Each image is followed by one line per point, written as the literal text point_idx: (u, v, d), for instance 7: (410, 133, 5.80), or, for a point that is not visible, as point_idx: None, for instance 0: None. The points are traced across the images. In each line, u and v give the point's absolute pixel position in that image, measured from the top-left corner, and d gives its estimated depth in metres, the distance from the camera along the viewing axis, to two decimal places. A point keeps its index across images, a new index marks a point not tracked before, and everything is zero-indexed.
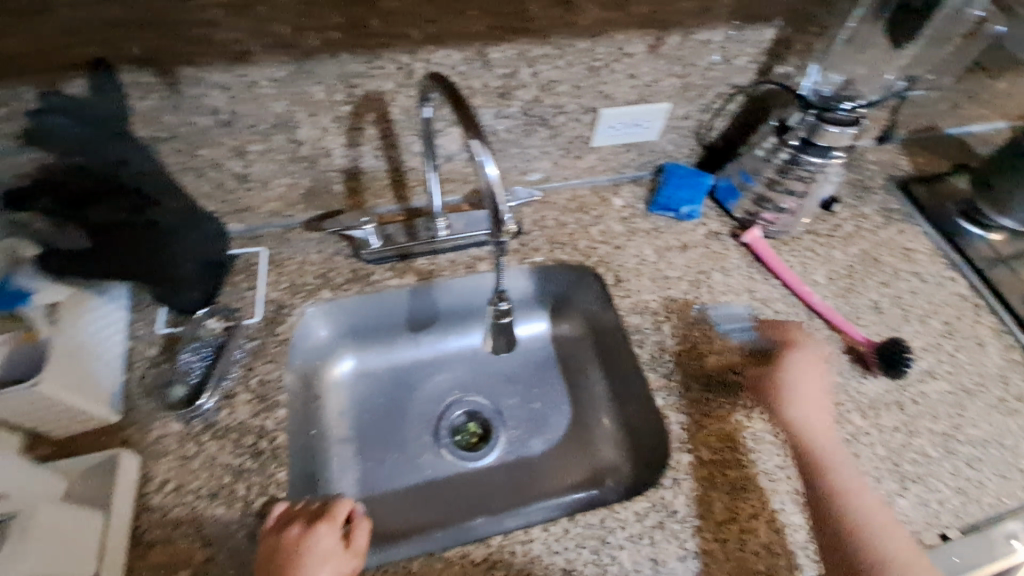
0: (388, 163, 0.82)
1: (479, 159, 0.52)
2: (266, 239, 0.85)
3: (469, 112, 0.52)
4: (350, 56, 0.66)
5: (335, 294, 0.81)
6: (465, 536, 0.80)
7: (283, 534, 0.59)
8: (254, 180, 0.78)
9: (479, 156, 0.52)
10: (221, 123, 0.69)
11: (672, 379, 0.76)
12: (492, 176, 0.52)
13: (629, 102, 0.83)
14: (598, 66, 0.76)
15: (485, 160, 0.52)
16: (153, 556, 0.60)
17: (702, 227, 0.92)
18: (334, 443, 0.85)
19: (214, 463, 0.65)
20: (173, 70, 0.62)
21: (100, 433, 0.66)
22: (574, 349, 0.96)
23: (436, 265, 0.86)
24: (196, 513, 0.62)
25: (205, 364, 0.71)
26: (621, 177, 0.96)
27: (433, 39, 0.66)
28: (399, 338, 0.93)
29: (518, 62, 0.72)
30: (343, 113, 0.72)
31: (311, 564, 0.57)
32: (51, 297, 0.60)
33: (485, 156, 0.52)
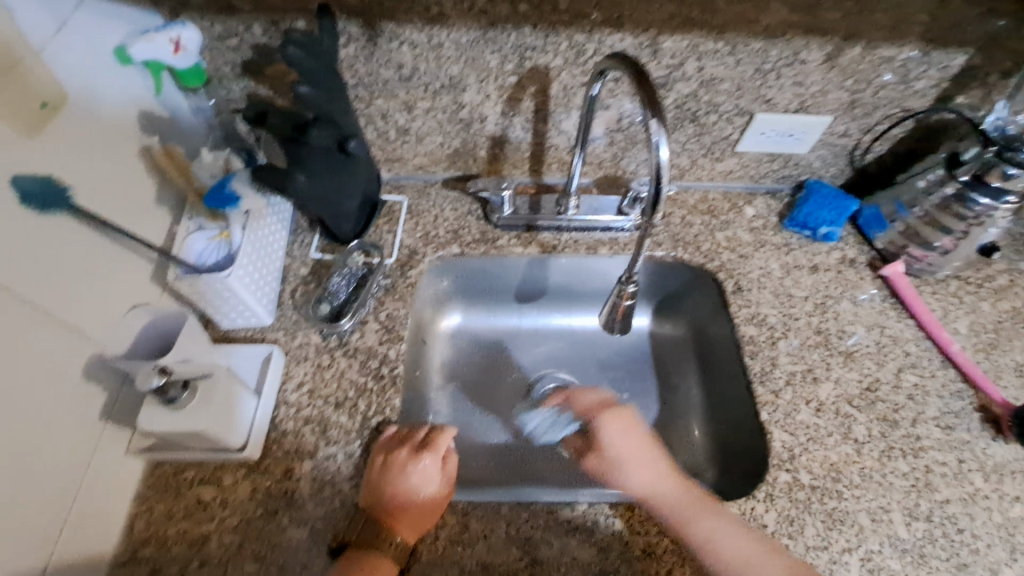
0: (533, 137, 0.86)
1: (654, 140, 0.53)
2: (409, 190, 0.92)
3: (651, 91, 0.53)
4: (531, 29, 0.70)
5: (462, 250, 0.87)
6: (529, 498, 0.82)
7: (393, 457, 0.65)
8: (413, 134, 0.85)
9: (654, 138, 0.53)
10: (402, 77, 0.76)
11: (781, 397, 0.74)
12: (664, 160, 0.54)
13: (787, 110, 0.81)
14: (766, 69, 0.74)
15: (661, 145, 0.53)
16: (285, 443, 0.68)
17: (836, 252, 0.88)
18: (433, 387, 0.92)
19: (342, 377, 0.73)
20: (378, 23, 0.69)
21: (257, 330, 0.76)
22: (672, 350, 0.96)
23: (559, 241, 0.89)
24: (323, 415, 0.70)
25: (350, 289, 0.79)
26: (756, 187, 0.94)
27: (613, 21, 0.69)
28: (507, 305, 0.98)
29: (687, 55, 0.73)
30: (508, 83, 0.77)
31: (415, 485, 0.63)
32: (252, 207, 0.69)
33: (661, 139, 0.53)
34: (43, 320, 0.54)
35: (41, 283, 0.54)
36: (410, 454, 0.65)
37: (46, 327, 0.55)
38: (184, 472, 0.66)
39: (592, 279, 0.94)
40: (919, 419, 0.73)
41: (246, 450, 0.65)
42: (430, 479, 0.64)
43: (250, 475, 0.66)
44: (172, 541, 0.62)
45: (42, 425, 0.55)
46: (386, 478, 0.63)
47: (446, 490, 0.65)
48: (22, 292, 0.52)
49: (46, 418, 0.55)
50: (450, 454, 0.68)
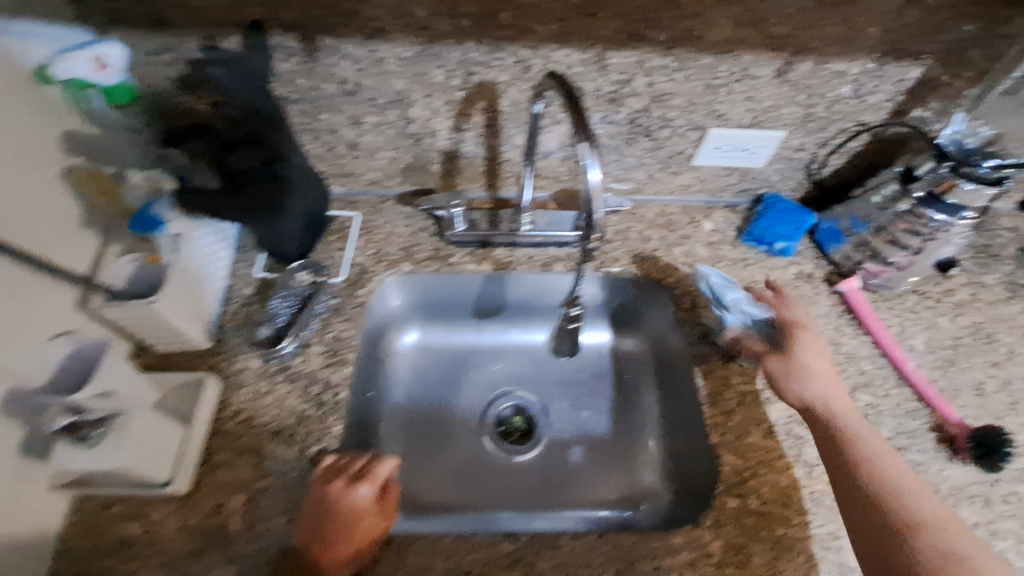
0: (486, 152, 0.84)
1: (585, 163, 0.53)
2: (361, 205, 0.89)
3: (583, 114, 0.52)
4: (475, 44, 0.68)
5: (414, 268, 0.84)
6: (490, 526, 0.83)
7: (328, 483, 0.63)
8: (362, 149, 0.83)
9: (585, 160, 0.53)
10: (345, 92, 0.74)
11: (731, 419, 0.73)
12: (594, 184, 0.53)
13: (742, 125, 0.80)
14: (717, 84, 0.73)
15: (591, 166, 0.53)
16: (219, 475, 0.66)
17: (794, 267, 0.87)
18: (388, 407, 0.89)
19: (282, 404, 0.71)
20: (314, 38, 0.67)
21: (195, 355, 0.73)
22: (633, 366, 0.94)
23: (514, 258, 0.87)
24: (260, 445, 0.68)
25: (290, 311, 0.76)
26: (716, 201, 0.93)
27: (560, 36, 0.67)
28: (465, 322, 0.96)
29: (636, 70, 0.71)
30: (456, 98, 0.75)
31: (346, 516, 0.60)
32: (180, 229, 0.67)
33: (592, 161, 0.53)
34: None
35: None
36: (346, 484, 0.63)
37: None
38: (109, 509, 0.64)
39: (550, 295, 0.92)
40: None
41: (173, 486, 0.63)
42: (364, 512, 0.62)
43: (180, 510, 0.64)
44: None
45: None
46: (320, 505, 0.61)
47: (382, 523, 0.62)
48: None
49: None
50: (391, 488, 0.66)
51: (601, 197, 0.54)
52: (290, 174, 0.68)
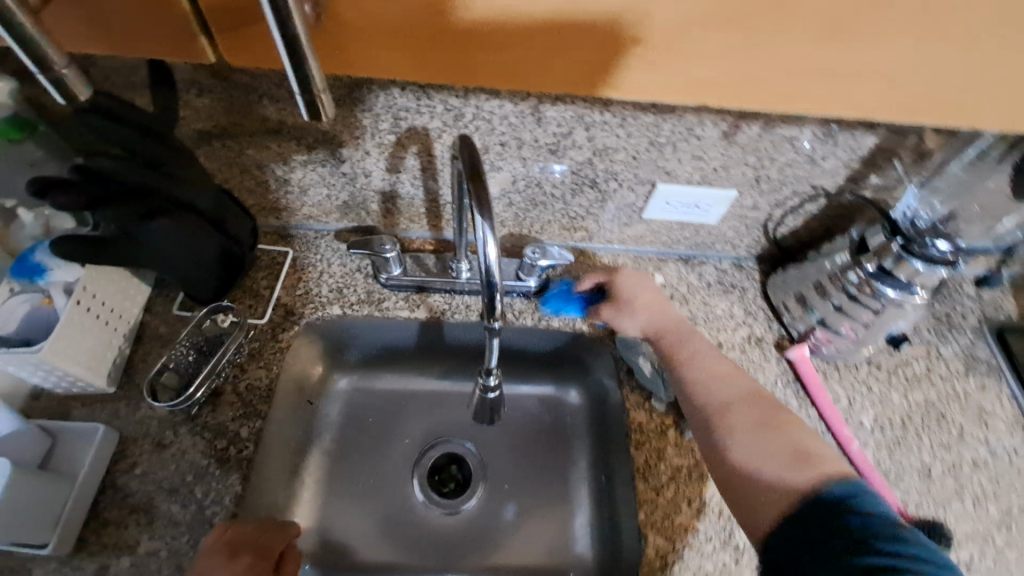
0: (425, 194, 0.80)
1: (481, 236, 0.49)
2: (296, 241, 0.85)
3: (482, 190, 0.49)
4: (399, 91, 0.64)
5: (344, 311, 0.80)
6: None
7: (212, 558, 0.57)
8: (294, 185, 0.79)
9: (480, 232, 0.49)
10: (269, 129, 0.70)
11: (661, 495, 0.69)
12: (493, 263, 0.50)
13: (691, 182, 0.76)
14: (661, 142, 0.69)
15: (488, 239, 0.50)
16: (105, 534, 0.62)
17: (742, 330, 0.83)
18: (314, 452, 0.85)
19: (182, 457, 0.67)
20: (228, 76, 0.63)
21: (97, 399, 0.69)
22: (575, 420, 0.90)
23: (450, 305, 0.83)
24: (153, 503, 0.64)
25: (199, 356, 0.72)
26: (669, 252, 0.90)
27: (489, 87, 0.63)
28: (404, 364, 0.92)
29: (574, 124, 0.67)
30: (386, 141, 0.71)
31: None
32: (66, 276, 0.63)
33: (488, 232, 0.49)
34: None
35: None
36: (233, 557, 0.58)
37: None
38: None
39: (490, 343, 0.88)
40: None
41: (49, 550, 0.58)
42: None
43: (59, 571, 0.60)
44: None
45: None
46: None
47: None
48: None
49: None
50: (288, 559, 0.62)
51: (502, 275, 0.51)
52: (190, 220, 0.63)
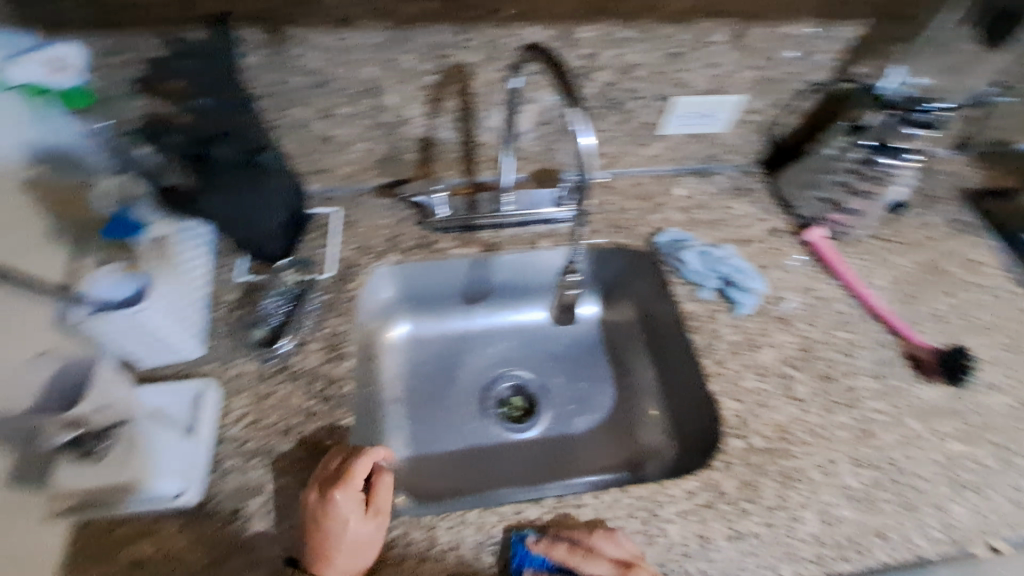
0: (461, 137, 0.84)
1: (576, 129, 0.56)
2: (338, 202, 0.88)
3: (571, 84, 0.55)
4: (444, 27, 0.68)
5: (402, 258, 0.84)
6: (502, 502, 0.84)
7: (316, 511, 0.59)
8: (336, 143, 0.82)
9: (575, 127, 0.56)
10: (315, 84, 0.73)
11: (726, 367, 0.76)
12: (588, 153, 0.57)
13: (704, 92, 0.84)
14: (679, 52, 0.77)
15: (583, 133, 0.56)
16: (229, 482, 0.63)
17: (762, 225, 0.92)
18: (388, 402, 0.89)
19: (285, 403, 0.69)
20: (281, 30, 0.66)
21: (187, 366, 0.70)
22: (622, 335, 0.98)
23: (499, 238, 0.88)
24: (269, 447, 0.66)
25: (286, 310, 0.75)
26: (684, 168, 0.97)
27: (528, 15, 0.68)
28: (453, 310, 0.97)
29: (603, 44, 0.74)
30: (428, 83, 0.75)
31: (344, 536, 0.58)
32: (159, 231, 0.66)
33: (583, 128, 0.56)
34: None
35: None
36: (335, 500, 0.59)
37: None
38: (107, 534, 0.59)
39: (533, 273, 0.94)
40: (854, 371, 0.77)
41: (190, 496, 0.60)
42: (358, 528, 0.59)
43: (192, 522, 0.61)
44: None
45: None
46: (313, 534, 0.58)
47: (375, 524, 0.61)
48: None
49: None
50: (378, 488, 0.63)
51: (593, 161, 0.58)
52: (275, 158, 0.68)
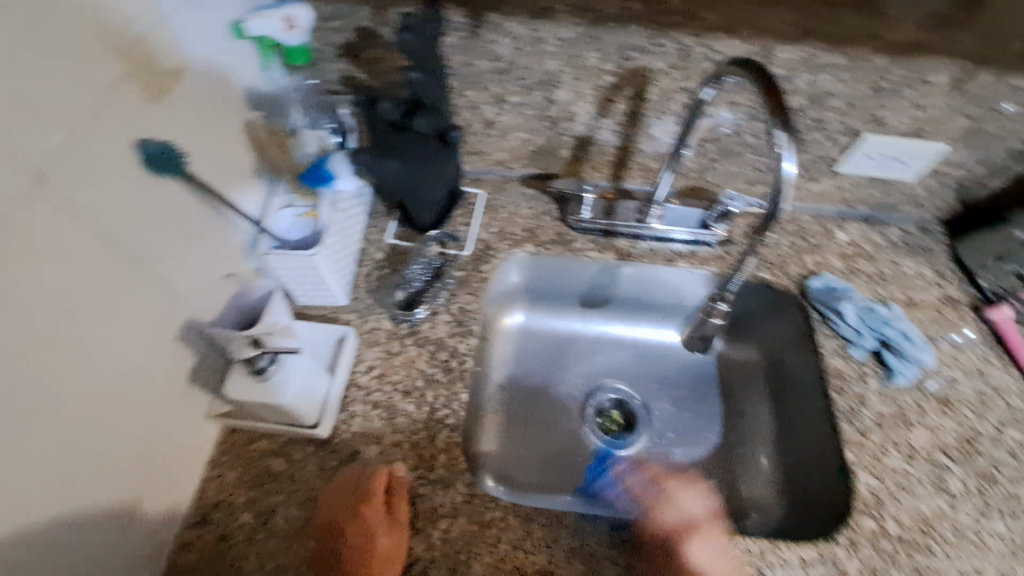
0: (620, 141, 0.83)
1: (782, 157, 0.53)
2: (485, 184, 0.90)
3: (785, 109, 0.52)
4: (639, 30, 0.67)
5: (537, 250, 0.85)
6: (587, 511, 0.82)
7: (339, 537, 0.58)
8: (497, 128, 0.84)
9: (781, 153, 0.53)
10: (497, 70, 0.75)
11: (867, 437, 0.70)
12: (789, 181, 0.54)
13: (899, 134, 0.76)
14: (884, 87, 0.70)
15: (788, 161, 0.53)
16: (353, 425, 0.68)
17: (933, 290, 0.82)
18: (493, 386, 0.90)
19: (412, 365, 0.73)
20: (482, 14, 0.68)
21: (332, 311, 0.76)
22: (742, 373, 0.91)
23: (636, 249, 0.86)
24: (391, 402, 0.70)
25: (427, 278, 0.79)
26: (849, 211, 0.89)
27: (729, 27, 0.65)
28: (569, 309, 0.96)
29: (801, 67, 0.69)
30: (604, 83, 0.75)
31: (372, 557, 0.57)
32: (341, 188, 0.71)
33: (789, 156, 0.53)
34: (146, 281, 0.53)
35: (150, 249, 0.53)
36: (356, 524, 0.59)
37: (146, 287, 0.53)
38: (248, 446, 0.66)
39: (661, 290, 0.91)
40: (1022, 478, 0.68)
41: (320, 430, 0.66)
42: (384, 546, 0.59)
43: (317, 453, 0.66)
44: (240, 508, 0.63)
45: (137, 389, 0.54)
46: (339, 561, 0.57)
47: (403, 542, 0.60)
48: (133, 250, 0.51)
49: (144, 384, 0.54)
50: (397, 502, 0.62)
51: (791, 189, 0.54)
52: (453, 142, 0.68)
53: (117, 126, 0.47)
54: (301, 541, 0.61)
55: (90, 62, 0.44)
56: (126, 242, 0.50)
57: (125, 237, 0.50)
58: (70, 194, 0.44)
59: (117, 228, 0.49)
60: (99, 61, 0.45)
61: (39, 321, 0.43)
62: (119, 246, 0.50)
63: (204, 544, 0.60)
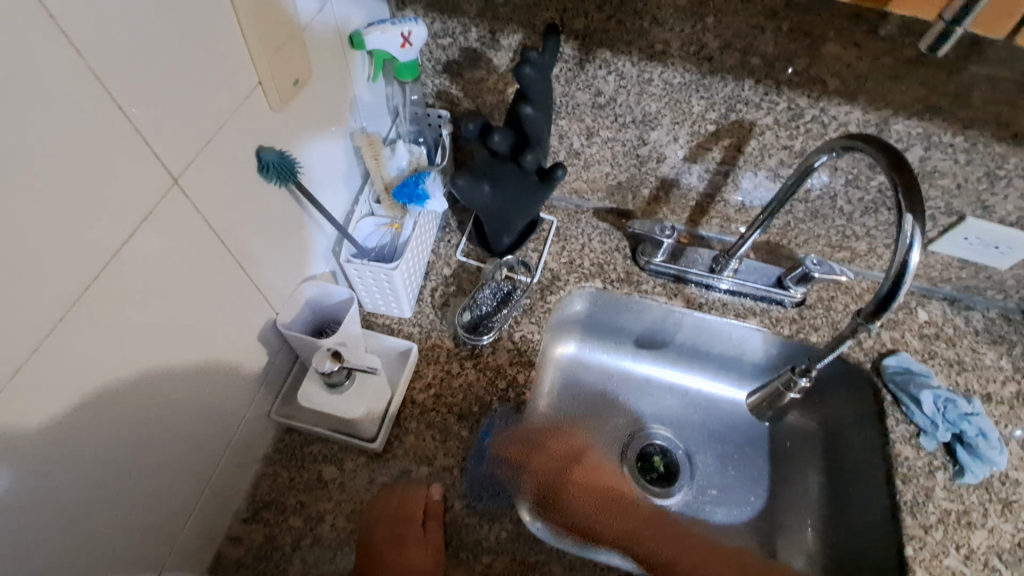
0: (706, 188, 0.81)
1: (906, 239, 0.49)
2: (558, 212, 0.89)
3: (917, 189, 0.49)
4: (751, 84, 0.66)
5: (605, 286, 0.83)
6: None
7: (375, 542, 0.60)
8: (582, 159, 0.82)
9: (908, 236, 0.49)
10: (595, 104, 0.74)
11: (931, 534, 0.67)
12: (912, 266, 0.49)
13: (1005, 221, 0.73)
14: (1000, 174, 0.67)
15: (914, 243, 0.49)
16: (406, 442, 0.68)
17: (1012, 386, 0.78)
18: (539, 414, 0.87)
19: (469, 389, 0.72)
20: (593, 49, 0.67)
21: (395, 321, 0.76)
22: (793, 440, 0.88)
23: (707, 300, 0.84)
24: (445, 424, 0.69)
25: (494, 304, 0.78)
26: (931, 290, 0.86)
27: (849, 93, 0.63)
28: (623, 346, 0.93)
29: (916, 142, 0.66)
30: (703, 131, 0.73)
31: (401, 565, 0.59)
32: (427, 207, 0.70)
33: (916, 238, 0.49)
34: (242, 280, 0.54)
35: (250, 249, 0.54)
36: (391, 537, 0.60)
37: (240, 285, 0.54)
38: (300, 448, 0.66)
39: (722, 343, 0.88)
40: None
41: (376, 445, 0.65)
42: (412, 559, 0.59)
43: (369, 466, 0.66)
44: (290, 511, 0.63)
45: (216, 386, 0.54)
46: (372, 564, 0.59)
47: (427, 560, 0.60)
48: (236, 250, 0.52)
49: (223, 377, 0.55)
50: (430, 519, 0.62)
51: (910, 281, 0.50)
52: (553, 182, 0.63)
53: (242, 132, 0.48)
54: (344, 553, 0.61)
55: (231, 69, 0.45)
56: (231, 243, 0.51)
57: (232, 238, 0.51)
58: (194, 195, 0.45)
59: (226, 228, 0.50)
60: (238, 69, 0.46)
61: (149, 315, 0.44)
62: (225, 245, 0.51)
63: (252, 541, 0.61)
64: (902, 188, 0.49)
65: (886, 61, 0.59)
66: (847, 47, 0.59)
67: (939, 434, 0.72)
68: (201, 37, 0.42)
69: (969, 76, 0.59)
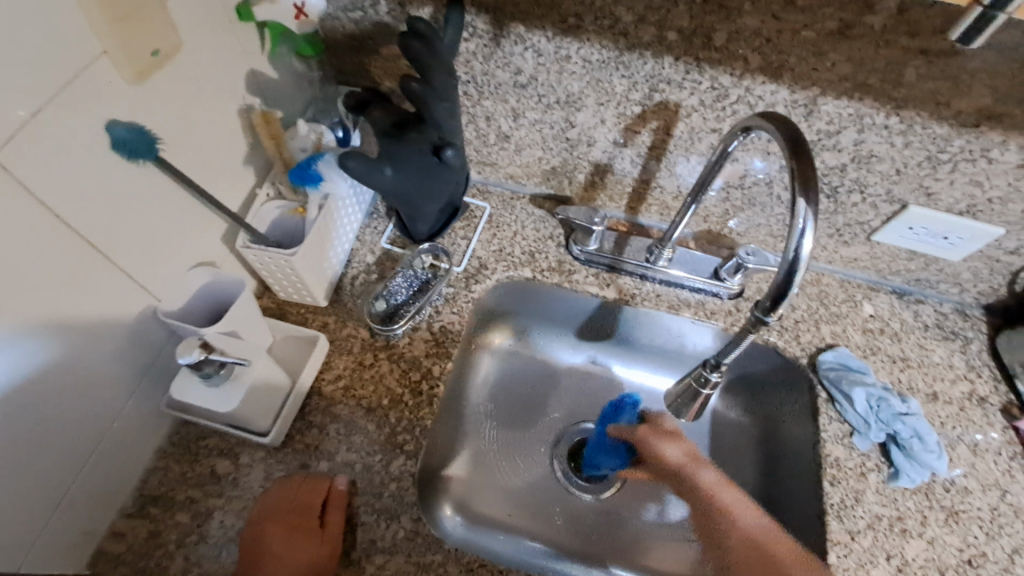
0: (640, 173, 0.77)
1: (799, 223, 0.46)
2: (493, 198, 0.86)
3: (814, 170, 0.46)
4: (671, 61, 0.62)
5: (534, 275, 0.79)
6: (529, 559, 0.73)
7: (265, 532, 0.58)
8: (512, 142, 0.78)
9: (800, 220, 0.46)
10: (517, 84, 0.70)
11: (857, 540, 0.63)
12: (805, 254, 0.46)
13: (950, 209, 0.68)
14: (942, 158, 0.62)
15: (807, 230, 0.46)
16: (307, 436, 0.65)
17: (963, 384, 0.74)
18: (471, 409, 0.80)
19: (381, 381, 0.69)
20: (506, 24, 0.63)
21: (309, 310, 0.74)
22: (734, 436, 0.81)
23: (640, 291, 0.80)
24: (351, 418, 0.67)
25: (411, 292, 0.75)
26: (880, 283, 0.82)
27: (772, 71, 0.59)
28: (562, 339, 0.86)
29: (848, 123, 0.62)
30: (629, 113, 0.69)
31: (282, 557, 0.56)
32: (333, 191, 0.67)
33: (809, 223, 0.46)
34: (105, 266, 0.52)
35: (115, 235, 0.52)
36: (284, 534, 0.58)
37: (106, 273, 0.52)
38: (195, 442, 0.64)
39: (663, 336, 0.82)
40: None
41: (268, 440, 0.63)
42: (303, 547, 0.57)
43: (266, 460, 0.64)
44: (178, 506, 0.61)
45: (82, 379, 0.52)
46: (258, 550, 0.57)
47: (323, 548, 0.58)
48: (91, 235, 0.49)
49: (90, 369, 0.53)
50: (332, 506, 0.60)
51: (806, 266, 0.47)
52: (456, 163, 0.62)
53: (83, 109, 0.46)
54: (231, 548, 0.59)
55: (63, 41, 0.43)
56: (83, 227, 0.49)
57: (84, 223, 0.49)
58: (20, 175, 0.43)
59: (73, 211, 0.47)
60: (75, 40, 0.44)
61: None
62: (75, 228, 0.48)
63: (135, 537, 0.59)
64: (799, 171, 0.46)
65: (808, 35, 0.55)
66: (766, 19, 0.55)
67: (873, 434, 0.68)
68: (13, 8, 0.39)
69: (897, 52, 0.54)
